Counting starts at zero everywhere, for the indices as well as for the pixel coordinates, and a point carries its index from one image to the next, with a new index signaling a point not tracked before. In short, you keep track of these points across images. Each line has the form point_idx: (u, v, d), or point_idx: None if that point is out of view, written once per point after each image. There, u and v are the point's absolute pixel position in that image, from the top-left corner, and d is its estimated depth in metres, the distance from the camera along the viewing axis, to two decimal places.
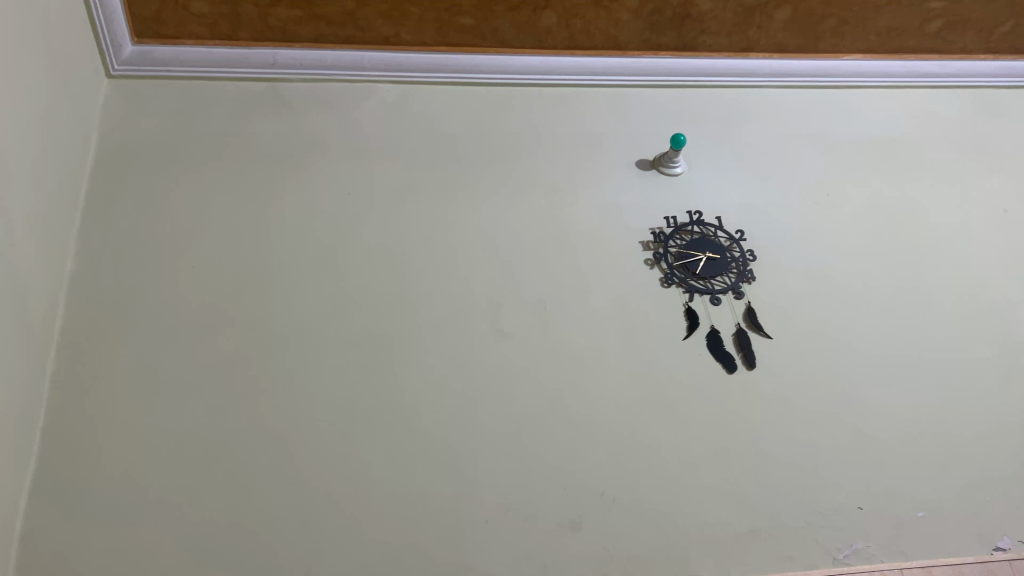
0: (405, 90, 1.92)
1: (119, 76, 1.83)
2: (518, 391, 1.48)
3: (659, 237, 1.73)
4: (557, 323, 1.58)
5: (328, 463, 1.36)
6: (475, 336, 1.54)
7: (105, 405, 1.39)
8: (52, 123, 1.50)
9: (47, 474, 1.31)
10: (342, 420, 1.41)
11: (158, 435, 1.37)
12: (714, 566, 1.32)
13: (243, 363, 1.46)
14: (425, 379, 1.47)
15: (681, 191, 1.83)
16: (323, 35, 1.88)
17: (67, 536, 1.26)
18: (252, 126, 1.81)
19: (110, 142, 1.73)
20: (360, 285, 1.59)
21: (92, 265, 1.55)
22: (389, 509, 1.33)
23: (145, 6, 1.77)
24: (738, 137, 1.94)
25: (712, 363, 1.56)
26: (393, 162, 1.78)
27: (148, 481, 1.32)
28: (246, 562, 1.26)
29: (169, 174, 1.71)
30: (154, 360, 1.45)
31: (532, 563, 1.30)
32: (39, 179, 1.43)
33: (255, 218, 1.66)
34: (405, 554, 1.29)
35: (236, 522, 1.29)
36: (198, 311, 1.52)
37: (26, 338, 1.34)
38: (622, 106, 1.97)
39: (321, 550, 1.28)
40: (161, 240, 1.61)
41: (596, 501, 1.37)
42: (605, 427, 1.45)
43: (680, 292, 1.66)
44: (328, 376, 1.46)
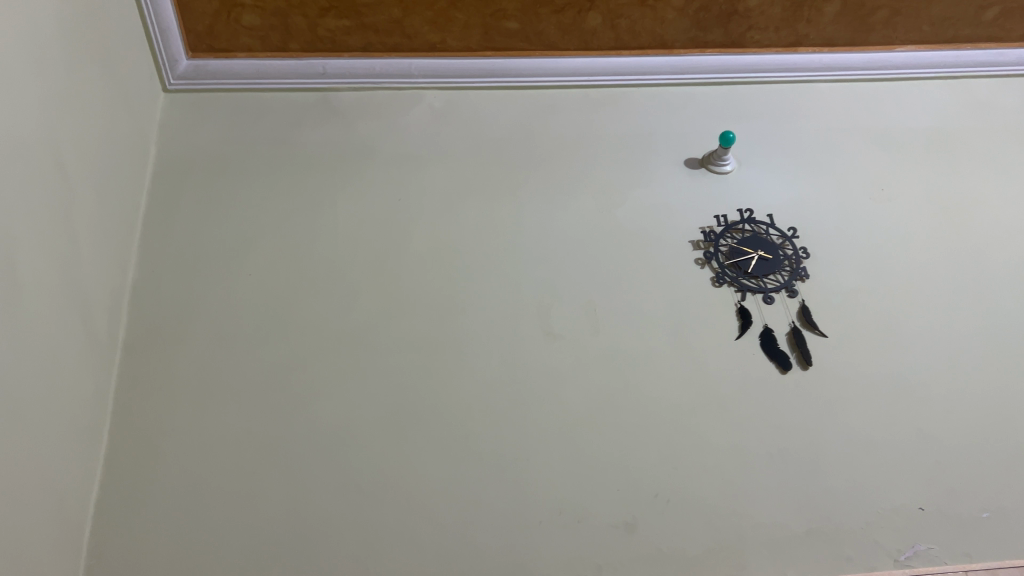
0: (452, 95, 1.93)
1: (174, 90, 1.88)
2: (571, 393, 1.48)
3: (709, 236, 1.72)
4: (608, 323, 1.58)
5: (384, 465, 1.38)
6: (526, 338, 1.54)
7: (167, 410, 1.42)
8: (112, 134, 1.55)
9: (113, 478, 1.35)
10: (395, 423, 1.43)
11: (218, 439, 1.40)
12: (771, 566, 1.31)
13: (299, 368, 1.48)
14: (478, 382, 1.48)
15: (731, 190, 1.81)
16: (371, 44, 1.90)
17: (133, 538, 1.30)
18: (303, 135, 1.84)
19: (167, 154, 1.78)
20: (412, 289, 1.60)
21: (153, 274, 1.59)
22: (443, 510, 1.34)
23: (199, 21, 1.81)
24: (788, 133, 1.92)
25: (765, 362, 1.54)
26: (441, 167, 1.79)
27: (210, 483, 1.35)
28: (305, 563, 1.28)
29: (223, 183, 1.74)
30: (214, 366, 1.48)
31: (586, 564, 1.30)
32: (100, 189, 1.47)
33: (307, 224, 1.69)
34: (460, 554, 1.30)
35: (295, 523, 1.32)
36: (255, 317, 1.55)
37: (91, 345, 1.38)
38: (670, 105, 1.95)
39: (378, 550, 1.30)
40: (217, 248, 1.64)
41: (650, 502, 1.36)
42: (658, 428, 1.45)
43: (732, 292, 1.64)
44: (382, 379, 1.48)
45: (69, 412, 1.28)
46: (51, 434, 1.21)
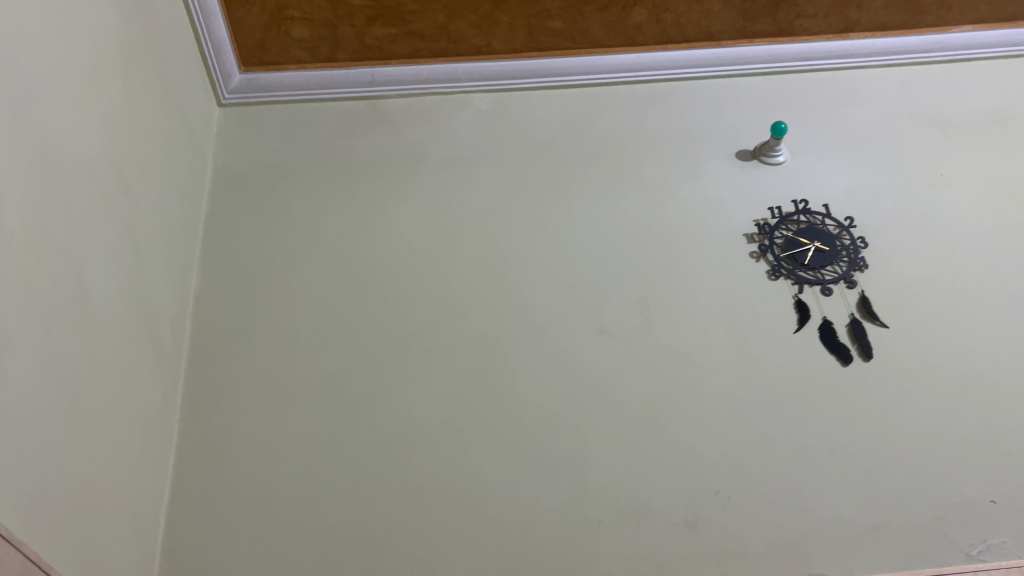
0: (500, 97, 1.94)
1: (229, 104, 1.92)
2: (627, 392, 1.47)
3: (764, 229, 1.69)
4: (663, 321, 1.57)
5: (443, 466, 1.40)
6: (580, 337, 1.55)
7: (232, 417, 1.46)
8: (171, 150, 1.59)
9: (183, 484, 1.39)
10: (454, 426, 1.44)
11: (282, 443, 1.43)
12: (837, 563, 1.29)
13: (358, 373, 1.51)
14: (534, 382, 1.49)
15: (785, 181, 1.78)
16: (418, 50, 1.93)
17: (203, 542, 1.33)
18: (354, 142, 1.87)
19: (224, 167, 1.82)
20: (466, 292, 1.61)
21: (214, 285, 1.63)
22: (503, 511, 1.35)
23: (250, 35, 1.85)
24: (841, 120, 1.88)
25: (825, 355, 1.52)
26: (491, 169, 1.80)
27: (276, 487, 1.38)
28: (369, 564, 1.30)
29: (279, 194, 1.78)
30: (275, 373, 1.51)
31: (648, 563, 1.29)
32: (161, 204, 1.52)
33: (361, 231, 1.71)
34: (521, 554, 1.30)
35: (358, 526, 1.34)
36: (314, 324, 1.57)
37: (157, 355, 1.42)
38: (719, 97, 1.93)
39: (440, 551, 1.31)
40: (275, 257, 1.67)
41: (711, 499, 1.35)
42: (717, 424, 1.43)
43: (789, 285, 1.62)
44: (439, 383, 1.49)
45: (139, 420, 1.32)
46: (124, 442, 1.26)
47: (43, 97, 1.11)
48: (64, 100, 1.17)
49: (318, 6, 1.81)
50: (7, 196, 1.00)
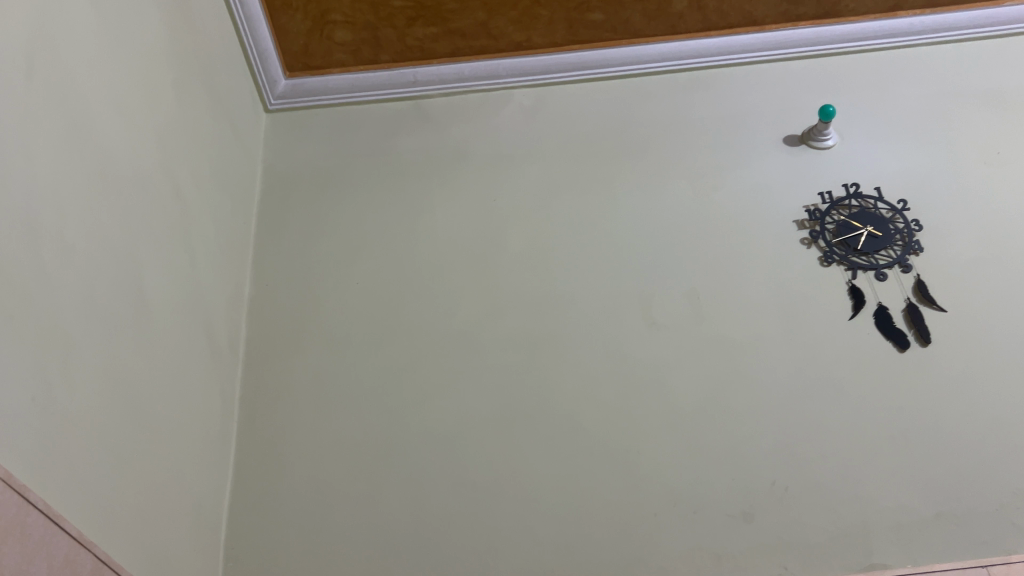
0: (542, 92, 1.94)
1: (276, 110, 1.95)
2: (679, 384, 1.47)
3: (814, 215, 1.67)
4: (713, 311, 1.55)
5: (497, 462, 1.40)
6: (630, 330, 1.54)
7: (288, 418, 1.49)
8: (222, 158, 1.63)
9: (243, 484, 1.42)
10: (505, 422, 1.45)
11: (338, 443, 1.45)
12: (900, 552, 1.26)
13: (409, 371, 1.52)
14: (584, 376, 1.49)
15: (835, 165, 1.75)
16: (459, 49, 1.94)
17: (264, 541, 1.36)
18: (398, 142, 1.88)
19: (273, 172, 1.85)
20: (514, 287, 1.62)
21: (267, 288, 1.66)
22: (558, 506, 1.35)
23: (294, 41, 1.88)
24: (892, 101, 1.83)
25: (882, 342, 1.49)
26: (535, 164, 1.80)
27: (333, 486, 1.40)
28: (426, 560, 1.31)
29: (327, 196, 1.80)
30: (328, 373, 1.53)
31: (706, 555, 1.29)
32: (214, 211, 1.55)
33: (408, 230, 1.73)
34: (577, 548, 1.31)
35: (414, 522, 1.35)
36: (365, 324, 1.59)
37: (215, 359, 1.45)
38: (764, 82, 1.90)
39: (496, 547, 1.32)
40: (325, 259, 1.70)
41: (767, 491, 1.34)
42: (771, 414, 1.42)
43: (842, 271, 1.59)
44: (489, 379, 1.50)
45: (200, 423, 1.35)
46: (186, 444, 1.29)
47: (98, 111, 1.14)
48: (118, 114, 1.20)
49: (359, 9, 1.83)
50: (67, 209, 1.03)
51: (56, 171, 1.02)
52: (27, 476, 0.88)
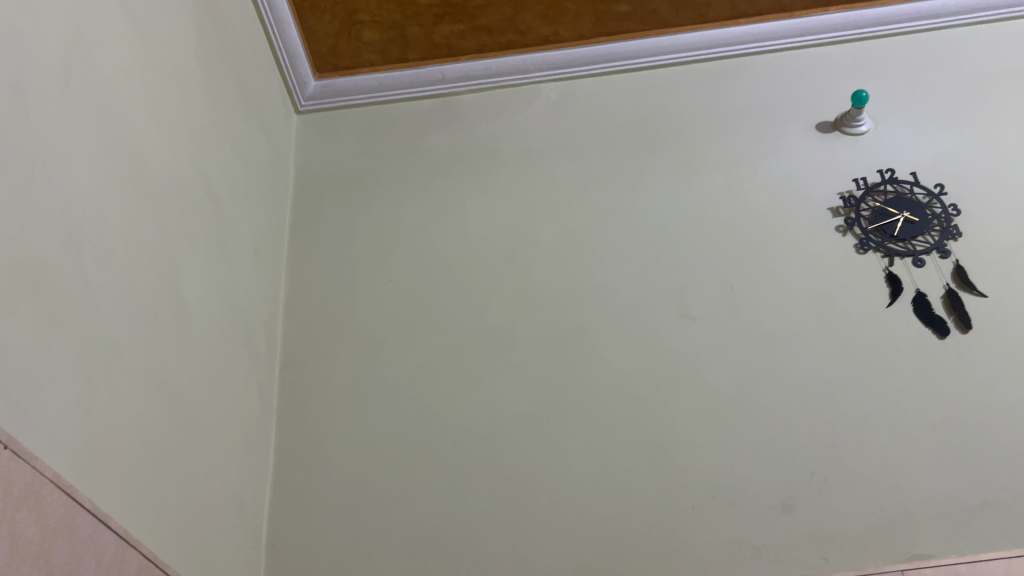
0: (570, 85, 1.93)
1: (306, 111, 1.97)
2: (714, 376, 1.46)
3: (849, 201, 1.65)
4: (748, 302, 1.54)
5: (533, 457, 1.41)
6: (664, 322, 1.53)
7: (325, 416, 1.50)
8: (255, 160, 1.65)
9: (283, 483, 1.44)
10: (541, 417, 1.45)
11: (375, 439, 1.46)
12: (943, 543, 1.25)
13: (444, 367, 1.53)
14: (618, 370, 1.49)
15: (869, 151, 1.73)
16: (486, 45, 1.95)
17: (305, 538, 1.38)
18: (428, 140, 1.89)
19: (305, 173, 1.87)
20: (546, 282, 1.62)
21: (302, 288, 1.67)
22: (596, 500, 1.35)
23: (323, 42, 1.90)
24: (927, 84, 1.80)
25: (921, 330, 1.47)
26: (565, 158, 1.80)
27: (371, 483, 1.42)
28: (465, 555, 1.32)
29: (358, 196, 1.81)
30: (364, 371, 1.55)
31: (745, 548, 1.28)
32: (249, 213, 1.57)
33: (439, 227, 1.74)
34: (616, 541, 1.31)
35: (452, 518, 1.36)
36: (399, 321, 1.60)
37: (253, 359, 1.47)
38: (794, 69, 1.88)
39: (534, 541, 1.32)
40: (358, 257, 1.71)
41: (807, 482, 1.33)
42: (808, 405, 1.41)
43: (878, 258, 1.57)
44: (524, 374, 1.51)
45: (240, 422, 1.37)
46: (226, 443, 1.31)
47: (134, 118, 1.16)
48: (153, 119, 1.22)
49: (387, 8, 1.85)
50: (106, 214, 1.05)
51: (94, 177, 1.04)
52: (74, 477, 0.90)
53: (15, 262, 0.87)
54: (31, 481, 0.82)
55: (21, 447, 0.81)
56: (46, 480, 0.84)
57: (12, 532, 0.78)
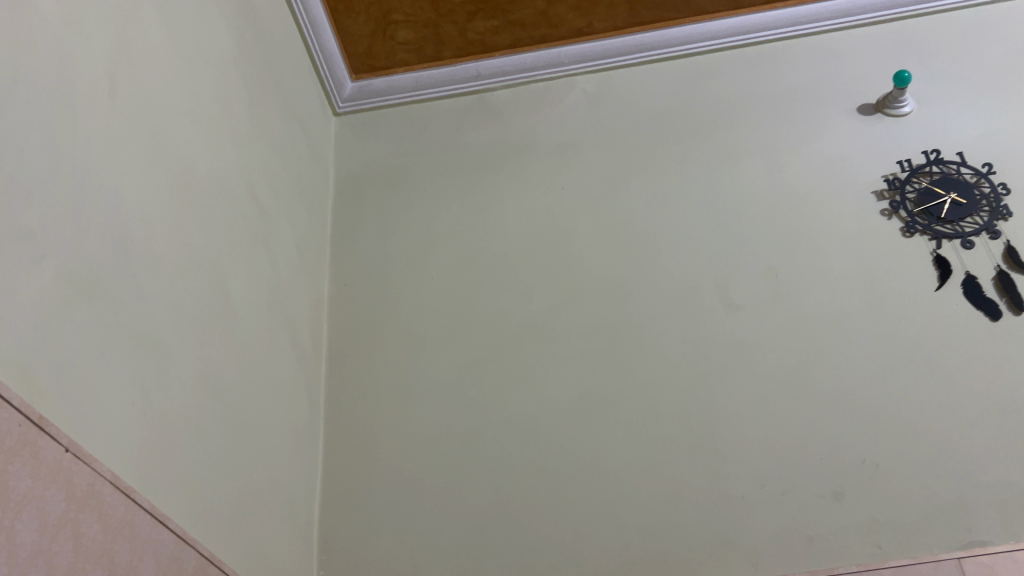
0: (606, 77, 1.92)
1: (344, 113, 1.99)
2: (760, 365, 1.44)
3: (894, 184, 1.62)
4: (793, 289, 1.52)
5: (579, 450, 1.41)
6: (707, 312, 1.52)
7: (372, 413, 1.52)
8: (295, 163, 1.67)
9: (333, 480, 1.46)
10: (586, 409, 1.45)
11: (421, 435, 1.47)
12: (1001, 529, 1.22)
13: (487, 362, 1.54)
14: (662, 361, 1.48)
15: (913, 131, 1.69)
16: (520, 39, 1.95)
17: (356, 534, 1.39)
18: (465, 136, 1.90)
19: (345, 174, 1.89)
20: (587, 274, 1.62)
21: (345, 287, 1.69)
22: (643, 491, 1.35)
23: (358, 43, 1.92)
24: (972, 61, 1.76)
25: (972, 313, 1.44)
26: (602, 150, 1.80)
27: (419, 478, 1.43)
28: (514, 549, 1.33)
29: (398, 195, 1.83)
30: (409, 369, 1.56)
31: (796, 537, 1.27)
32: (291, 215, 1.59)
33: (479, 223, 1.74)
34: (664, 532, 1.30)
35: (500, 512, 1.37)
36: (442, 317, 1.62)
37: (300, 359, 1.49)
38: (834, 52, 1.85)
39: (583, 534, 1.32)
40: (399, 256, 1.72)
41: (857, 469, 1.31)
42: (858, 391, 1.39)
43: (926, 241, 1.54)
44: (567, 367, 1.51)
45: (289, 421, 1.39)
46: (277, 442, 1.33)
47: (177, 125, 1.19)
48: (196, 126, 1.25)
49: (421, 7, 1.87)
50: (154, 219, 1.08)
51: (141, 184, 1.06)
52: (132, 478, 0.92)
53: (70, 271, 0.89)
54: (92, 482, 0.84)
55: (81, 449, 0.83)
56: (106, 480, 0.86)
57: (75, 532, 0.81)
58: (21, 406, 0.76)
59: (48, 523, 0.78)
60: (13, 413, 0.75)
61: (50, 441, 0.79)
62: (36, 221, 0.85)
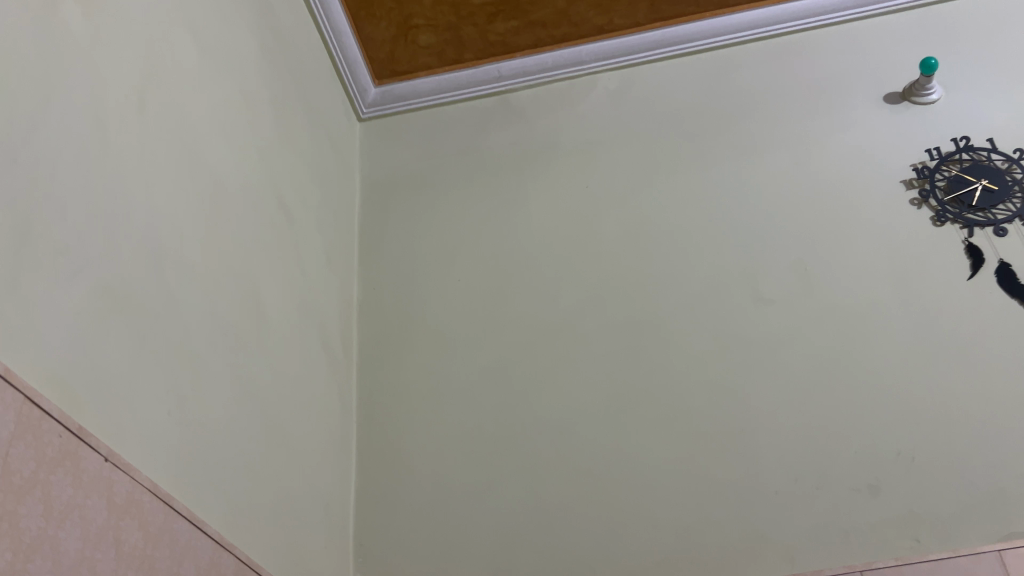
0: (628, 74, 1.92)
1: (368, 118, 2.00)
2: (791, 359, 1.43)
3: (923, 172, 1.60)
4: (822, 282, 1.51)
5: (611, 448, 1.41)
6: (736, 307, 1.52)
7: (404, 416, 1.53)
8: (322, 169, 1.68)
9: (367, 483, 1.47)
10: (616, 407, 1.45)
11: (453, 437, 1.48)
12: None
13: (517, 363, 1.55)
14: (691, 357, 1.48)
15: (942, 119, 1.67)
16: (541, 39, 1.95)
17: (391, 536, 1.40)
18: (488, 138, 1.90)
19: (371, 179, 1.90)
20: (614, 272, 1.62)
21: (374, 292, 1.71)
22: (676, 488, 1.35)
23: (380, 48, 1.94)
24: (1000, 46, 1.73)
25: (1007, 301, 1.42)
26: (626, 148, 1.79)
27: (452, 479, 1.44)
28: (549, 548, 1.33)
29: (423, 198, 1.84)
30: (439, 371, 1.57)
31: (833, 532, 1.26)
32: (319, 221, 1.61)
33: (505, 224, 1.75)
34: (699, 529, 1.30)
35: (533, 512, 1.37)
36: (470, 319, 1.62)
37: (331, 364, 1.51)
38: (859, 41, 1.83)
39: (616, 532, 1.32)
40: (426, 259, 1.73)
41: (893, 462, 1.30)
42: (892, 384, 1.37)
43: (957, 230, 1.52)
44: (597, 366, 1.51)
45: (322, 425, 1.41)
46: (310, 447, 1.35)
47: (205, 136, 1.20)
48: (223, 137, 1.26)
49: (441, 11, 1.87)
50: (185, 230, 1.09)
51: (172, 196, 1.08)
52: (170, 486, 0.94)
53: (105, 284, 0.91)
54: (131, 490, 0.86)
55: (121, 459, 0.85)
56: (145, 489, 0.88)
57: (117, 540, 0.82)
58: (61, 417, 0.78)
59: (91, 531, 0.79)
60: (53, 425, 0.77)
61: (91, 451, 0.81)
62: (71, 236, 0.87)
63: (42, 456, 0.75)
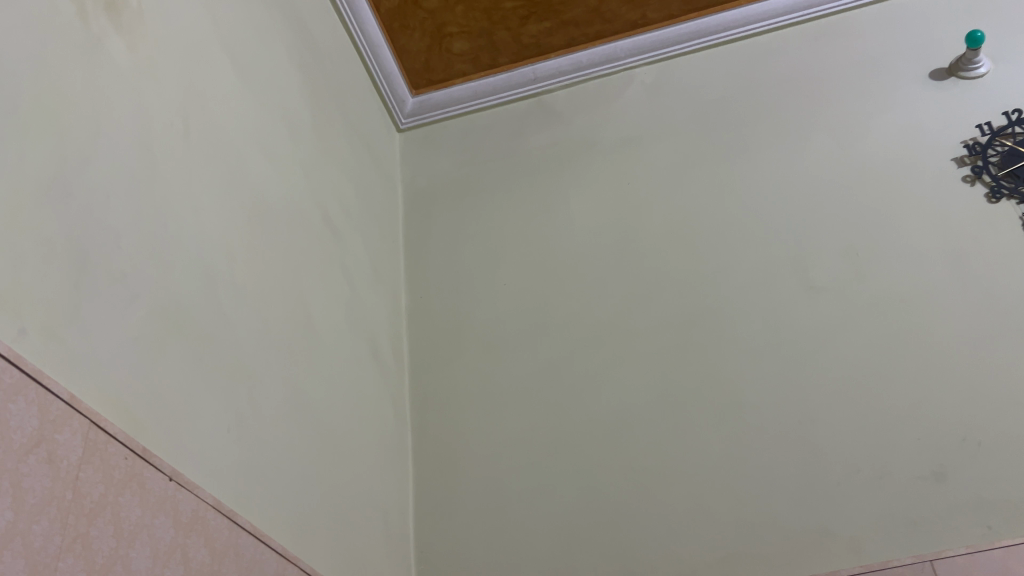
0: (664, 68, 1.90)
1: (407, 128, 2.02)
2: (847, 347, 1.41)
3: (974, 148, 1.55)
4: (874, 266, 1.48)
5: (666, 445, 1.40)
6: (786, 297, 1.49)
7: (458, 422, 1.54)
8: (364, 182, 1.70)
9: (425, 490, 1.48)
10: (669, 404, 1.44)
11: (507, 440, 1.49)
12: None
13: (567, 363, 1.54)
14: (743, 350, 1.46)
15: (992, 92, 1.62)
16: (574, 39, 1.95)
17: (451, 541, 1.41)
18: (527, 141, 1.91)
19: (413, 188, 1.91)
20: (660, 268, 1.61)
21: (422, 300, 1.72)
22: (735, 483, 1.33)
23: (415, 58, 1.95)
24: None
25: None
26: (666, 142, 1.78)
27: (508, 483, 1.44)
28: (609, 548, 1.33)
29: (465, 204, 1.84)
30: (490, 375, 1.57)
31: (898, 522, 1.23)
32: (364, 233, 1.62)
33: (548, 225, 1.75)
34: (760, 524, 1.28)
35: (591, 512, 1.37)
36: (518, 322, 1.63)
37: (383, 374, 1.52)
38: (900, 19, 1.79)
39: (676, 530, 1.31)
40: (472, 264, 1.74)
41: (958, 448, 1.27)
42: (953, 367, 1.34)
43: (1013, 206, 1.48)
44: (648, 363, 1.50)
45: (377, 435, 1.42)
46: (367, 457, 1.36)
47: (249, 157, 1.22)
48: (267, 156, 1.29)
49: (474, 17, 1.88)
50: (234, 250, 1.11)
51: (220, 217, 1.10)
52: (233, 501, 0.96)
53: (160, 308, 0.93)
54: (196, 508, 0.88)
55: (184, 478, 0.87)
56: (209, 505, 0.90)
57: (185, 556, 0.84)
58: (126, 440, 0.80)
59: (160, 549, 0.81)
60: (119, 448, 0.79)
61: (155, 471, 0.83)
62: (126, 263, 0.89)
63: (109, 478, 0.77)
